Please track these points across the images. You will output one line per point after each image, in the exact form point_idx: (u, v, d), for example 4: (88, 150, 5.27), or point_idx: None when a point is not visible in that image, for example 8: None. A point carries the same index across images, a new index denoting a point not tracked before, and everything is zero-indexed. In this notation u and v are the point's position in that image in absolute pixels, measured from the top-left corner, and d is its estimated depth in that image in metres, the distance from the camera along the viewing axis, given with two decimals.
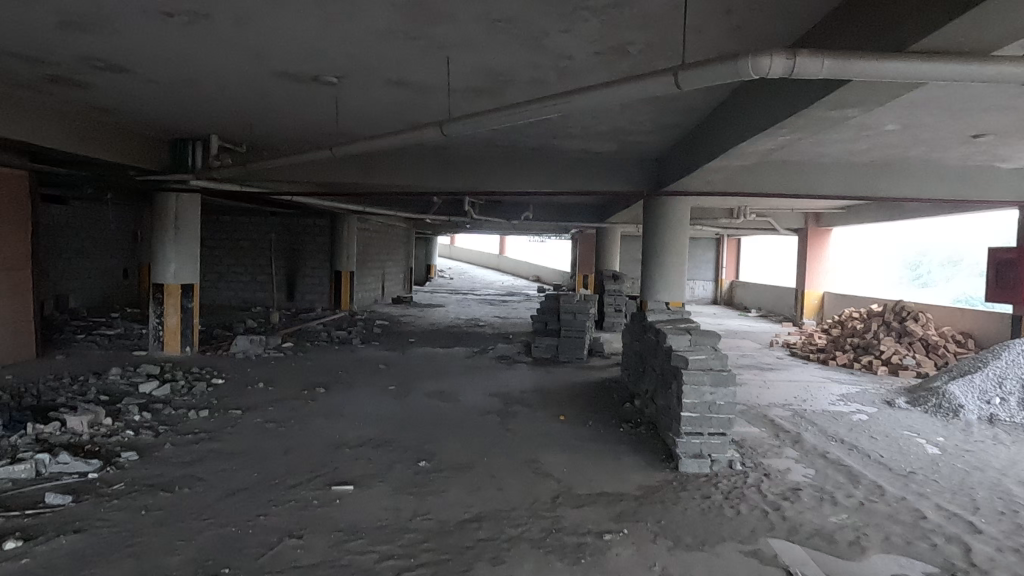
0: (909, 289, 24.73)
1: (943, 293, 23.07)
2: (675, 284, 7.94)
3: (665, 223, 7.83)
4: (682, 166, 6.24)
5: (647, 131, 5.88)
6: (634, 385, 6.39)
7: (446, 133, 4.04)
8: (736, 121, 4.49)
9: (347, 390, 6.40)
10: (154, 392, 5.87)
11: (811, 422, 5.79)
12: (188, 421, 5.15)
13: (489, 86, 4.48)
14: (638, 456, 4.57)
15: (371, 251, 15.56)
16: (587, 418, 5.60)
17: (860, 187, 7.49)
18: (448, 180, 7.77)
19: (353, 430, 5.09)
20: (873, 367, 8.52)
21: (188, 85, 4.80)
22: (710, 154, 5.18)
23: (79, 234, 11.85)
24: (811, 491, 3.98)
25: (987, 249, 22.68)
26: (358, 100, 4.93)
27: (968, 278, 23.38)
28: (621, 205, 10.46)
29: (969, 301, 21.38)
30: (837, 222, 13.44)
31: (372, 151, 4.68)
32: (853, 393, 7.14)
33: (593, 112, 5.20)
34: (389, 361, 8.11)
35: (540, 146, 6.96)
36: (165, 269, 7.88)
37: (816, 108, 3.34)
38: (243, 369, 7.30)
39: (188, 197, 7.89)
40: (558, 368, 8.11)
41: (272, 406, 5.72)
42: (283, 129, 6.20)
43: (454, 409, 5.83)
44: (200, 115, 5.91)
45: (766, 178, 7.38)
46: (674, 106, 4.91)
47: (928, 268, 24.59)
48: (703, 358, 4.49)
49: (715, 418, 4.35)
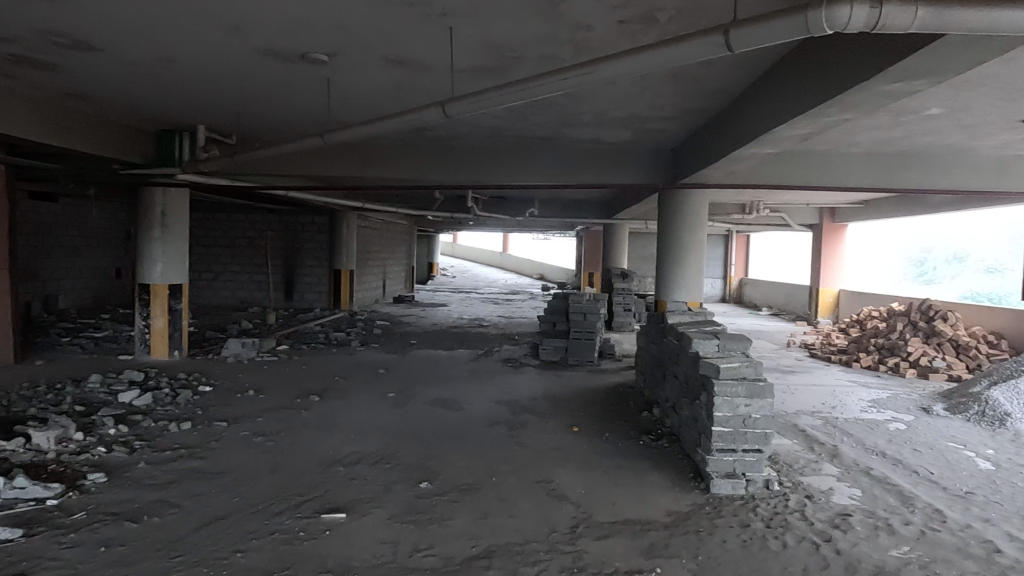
0: (915, 287, 24.19)
1: (953, 289, 22.52)
2: (693, 282, 7.47)
3: (681, 217, 7.36)
4: (704, 155, 5.78)
5: (667, 116, 5.42)
6: (651, 393, 5.95)
7: (450, 114, 3.58)
8: (772, 103, 4.04)
9: (344, 399, 5.95)
10: (134, 401, 5.43)
11: (846, 432, 5.32)
12: (168, 435, 4.70)
13: (496, 64, 4.03)
14: (662, 474, 4.13)
15: (371, 249, 15.09)
16: (603, 429, 5.15)
17: (888, 179, 7.02)
18: (452, 173, 7.32)
19: (348, 444, 4.64)
20: (900, 370, 8.05)
21: (165, 65, 4.35)
22: (740, 141, 4.73)
23: (69, 232, 11.42)
24: (863, 518, 3.53)
25: (997, 245, 22.12)
26: (351, 81, 4.47)
27: (973, 275, 22.71)
28: (632, 199, 9.99)
29: (978, 299, 20.82)
30: (854, 217, 12.95)
31: (366, 137, 4.24)
32: (884, 398, 6.67)
33: (611, 94, 4.74)
34: (389, 365, 7.65)
35: (549, 135, 6.50)
36: (152, 269, 7.44)
37: (879, 80, 2.90)
38: (234, 374, 6.87)
39: (176, 193, 7.46)
40: (568, 372, 7.64)
41: (261, 417, 5.28)
42: (273, 117, 5.75)
43: (459, 420, 5.39)
44: (182, 102, 5.47)
45: (789, 169, 6.91)
46: (700, 85, 4.46)
47: (934, 264, 24.09)
48: (736, 366, 4.06)
49: (750, 433, 3.92)
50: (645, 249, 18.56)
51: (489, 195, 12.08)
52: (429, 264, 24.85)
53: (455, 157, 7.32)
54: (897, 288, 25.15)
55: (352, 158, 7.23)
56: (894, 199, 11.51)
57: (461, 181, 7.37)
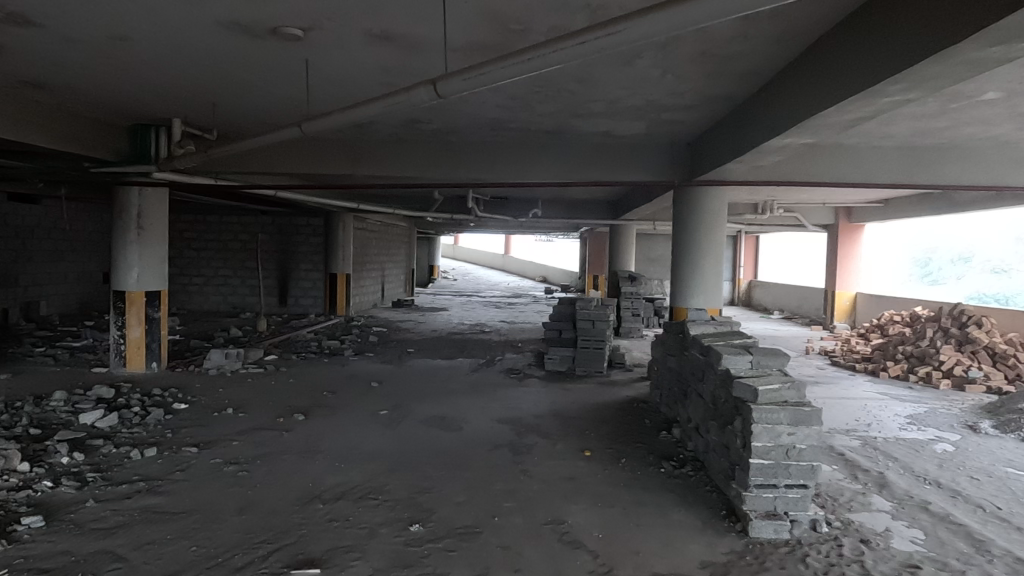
0: (919, 288, 23.50)
1: (958, 292, 21.82)
2: (711, 287, 6.87)
3: (699, 217, 6.76)
4: (727, 148, 5.24)
5: (689, 104, 4.89)
6: (670, 410, 5.43)
7: (443, 94, 3.04)
8: (823, 82, 3.52)
9: (331, 418, 5.40)
10: (97, 423, 4.88)
11: (891, 456, 4.75)
12: (128, 464, 4.16)
13: (498, 38, 3.49)
14: (691, 513, 3.59)
15: (369, 252, 14.54)
16: (618, 453, 4.61)
17: (923, 175, 6.48)
18: (451, 170, 6.79)
19: (331, 475, 4.09)
20: (933, 381, 7.47)
21: (121, 44, 3.82)
22: (775, 130, 4.19)
23: (52, 236, 10.90)
24: (935, 571, 2.98)
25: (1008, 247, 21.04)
26: (333, 62, 3.94)
27: (980, 274, 21.50)
28: (641, 198, 9.44)
29: (984, 301, 20.14)
30: (872, 216, 12.37)
31: (348, 125, 3.70)
32: (923, 414, 6.10)
33: (628, 76, 4.20)
34: (384, 378, 7.11)
35: (556, 128, 5.97)
36: (127, 275, 6.91)
37: (973, 41, 2.39)
38: (215, 389, 6.32)
39: (153, 192, 6.93)
40: (577, 384, 7.09)
41: (237, 440, 4.75)
42: (252, 108, 5.22)
43: (458, 442, 4.85)
44: (151, 91, 4.95)
45: (817, 164, 6.36)
46: (732, 63, 3.92)
47: (942, 266, 23.08)
48: (776, 388, 3.52)
49: (795, 466, 3.37)
50: (651, 251, 18.02)
51: (490, 195, 11.52)
52: (430, 266, 24.43)
53: (454, 153, 6.79)
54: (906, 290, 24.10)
55: (344, 154, 6.72)
56: (916, 198, 10.92)
57: (460, 178, 6.84)
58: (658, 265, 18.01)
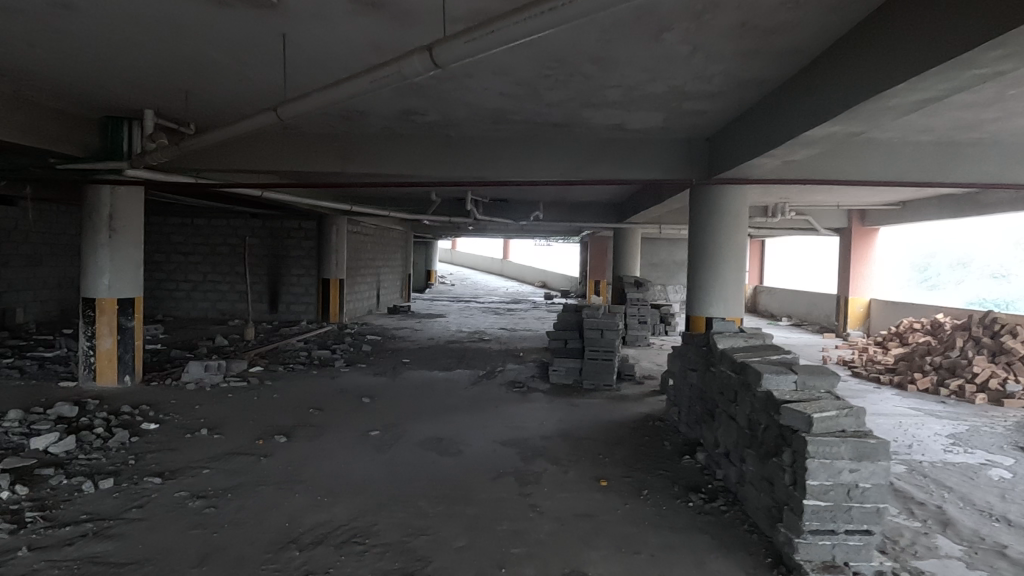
0: (916, 295, 22.39)
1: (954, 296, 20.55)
2: (732, 294, 6.31)
3: (718, 218, 6.23)
4: (755, 140, 4.73)
5: (717, 91, 4.37)
6: (692, 430, 4.91)
7: (442, 62, 2.54)
8: (885, 59, 3.03)
9: (317, 440, 4.86)
10: (49, 448, 4.32)
11: (945, 485, 4.22)
12: (78, 500, 3.60)
13: (506, 6, 2.99)
14: (731, 561, 3.07)
15: (363, 256, 13.98)
16: (638, 483, 4.08)
17: (962, 173, 5.97)
18: (449, 167, 6.27)
19: (312, 513, 3.55)
20: (967, 396, 6.94)
21: (69, 14, 3.31)
22: (819, 116, 3.69)
23: (30, 239, 10.34)
24: None
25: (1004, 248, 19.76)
26: (315, 34, 3.42)
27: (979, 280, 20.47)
28: (650, 200, 8.91)
29: (982, 303, 19.30)
30: (888, 220, 11.87)
31: (331, 105, 3.18)
32: (965, 433, 5.57)
33: (652, 56, 3.70)
34: (376, 392, 6.58)
35: (564, 121, 5.46)
36: (97, 281, 6.36)
37: None
38: (191, 406, 5.78)
39: (126, 191, 6.38)
40: (586, 398, 6.56)
41: (208, 468, 4.20)
42: (229, 93, 4.71)
43: (457, 469, 4.31)
44: (114, 74, 4.43)
45: (848, 161, 5.85)
46: (772, 39, 3.41)
47: (938, 269, 21.82)
48: (832, 415, 2.99)
49: (857, 508, 2.86)
50: (656, 256, 17.53)
51: (489, 197, 10.97)
52: (428, 271, 23.97)
53: (453, 149, 6.28)
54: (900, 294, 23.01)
55: (334, 150, 6.21)
56: (936, 201, 10.39)
57: (459, 177, 6.32)
58: (662, 270, 17.51)
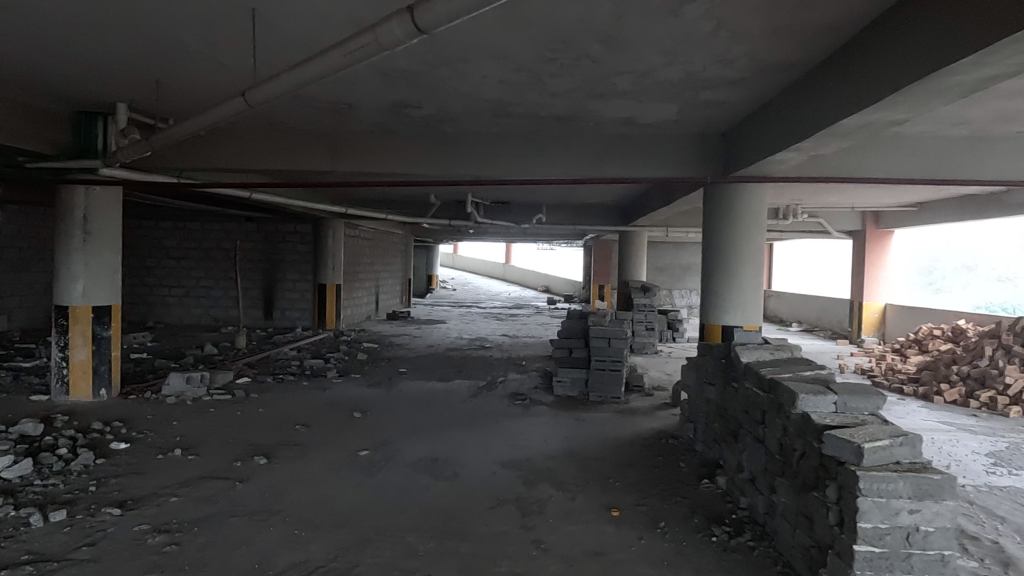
0: (923, 299, 21.90)
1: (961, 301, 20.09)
2: (751, 300, 5.88)
3: (734, 219, 5.80)
4: (779, 132, 4.31)
5: (740, 76, 3.95)
6: (711, 450, 4.50)
7: (424, 25, 2.13)
8: (941, 31, 2.62)
9: (300, 462, 4.46)
10: (3, 473, 3.91)
11: (998, 514, 3.77)
12: (19, 537, 3.18)
13: None
14: None
15: (361, 261, 13.58)
16: (654, 514, 3.65)
17: (998, 169, 5.54)
18: (446, 165, 5.86)
19: (286, 550, 3.14)
20: (999, 408, 6.50)
21: None
22: (859, 103, 3.28)
23: (14, 243, 9.95)
24: None
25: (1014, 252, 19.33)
26: (286, 7, 3.02)
27: (986, 284, 20.04)
28: (659, 201, 8.51)
29: (990, 308, 18.79)
30: (904, 222, 11.44)
31: (302, 84, 2.77)
32: (1006, 451, 5.13)
33: (668, 35, 3.29)
34: (368, 405, 6.17)
35: (570, 114, 5.05)
36: (71, 288, 5.96)
37: None
38: (168, 421, 5.38)
39: (103, 192, 5.99)
40: (594, 412, 6.15)
41: (176, 496, 3.79)
42: (203, 81, 4.31)
43: (452, 495, 3.89)
44: (75, 61, 4.04)
45: (875, 156, 5.43)
46: (808, 12, 2.99)
47: (944, 273, 21.21)
48: (887, 446, 2.55)
49: (917, 556, 2.44)
50: (661, 260, 17.11)
51: (490, 199, 10.56)
52: (429, 276, 23.58)
53: (449, 146, 5.87)
54: (907, 299, 22.40)
55: (323, 147, 5.82)
56: (955, 202, 9.95)
57: (457, 176, 5.91)
58: (667, 274, 17.10)
